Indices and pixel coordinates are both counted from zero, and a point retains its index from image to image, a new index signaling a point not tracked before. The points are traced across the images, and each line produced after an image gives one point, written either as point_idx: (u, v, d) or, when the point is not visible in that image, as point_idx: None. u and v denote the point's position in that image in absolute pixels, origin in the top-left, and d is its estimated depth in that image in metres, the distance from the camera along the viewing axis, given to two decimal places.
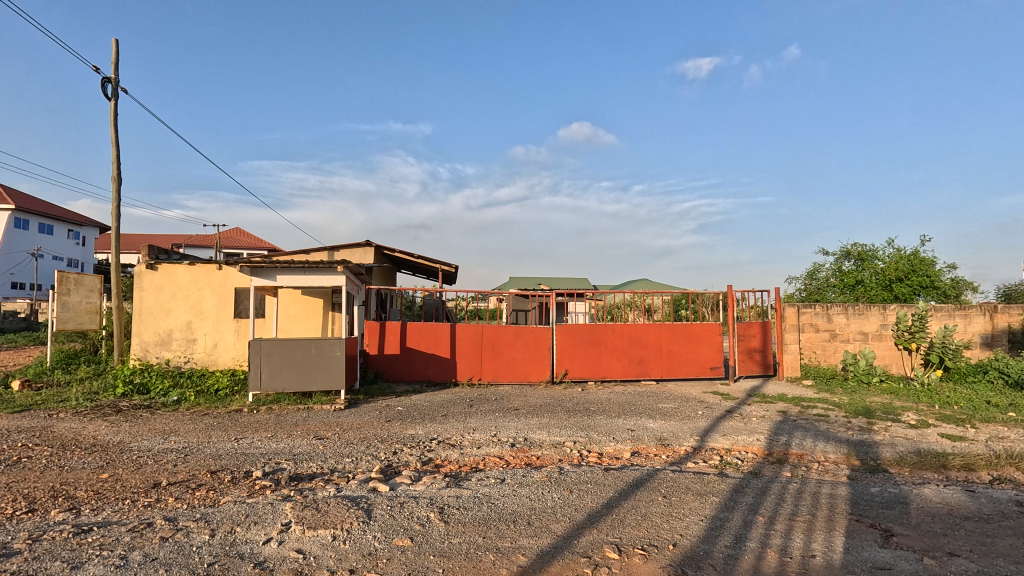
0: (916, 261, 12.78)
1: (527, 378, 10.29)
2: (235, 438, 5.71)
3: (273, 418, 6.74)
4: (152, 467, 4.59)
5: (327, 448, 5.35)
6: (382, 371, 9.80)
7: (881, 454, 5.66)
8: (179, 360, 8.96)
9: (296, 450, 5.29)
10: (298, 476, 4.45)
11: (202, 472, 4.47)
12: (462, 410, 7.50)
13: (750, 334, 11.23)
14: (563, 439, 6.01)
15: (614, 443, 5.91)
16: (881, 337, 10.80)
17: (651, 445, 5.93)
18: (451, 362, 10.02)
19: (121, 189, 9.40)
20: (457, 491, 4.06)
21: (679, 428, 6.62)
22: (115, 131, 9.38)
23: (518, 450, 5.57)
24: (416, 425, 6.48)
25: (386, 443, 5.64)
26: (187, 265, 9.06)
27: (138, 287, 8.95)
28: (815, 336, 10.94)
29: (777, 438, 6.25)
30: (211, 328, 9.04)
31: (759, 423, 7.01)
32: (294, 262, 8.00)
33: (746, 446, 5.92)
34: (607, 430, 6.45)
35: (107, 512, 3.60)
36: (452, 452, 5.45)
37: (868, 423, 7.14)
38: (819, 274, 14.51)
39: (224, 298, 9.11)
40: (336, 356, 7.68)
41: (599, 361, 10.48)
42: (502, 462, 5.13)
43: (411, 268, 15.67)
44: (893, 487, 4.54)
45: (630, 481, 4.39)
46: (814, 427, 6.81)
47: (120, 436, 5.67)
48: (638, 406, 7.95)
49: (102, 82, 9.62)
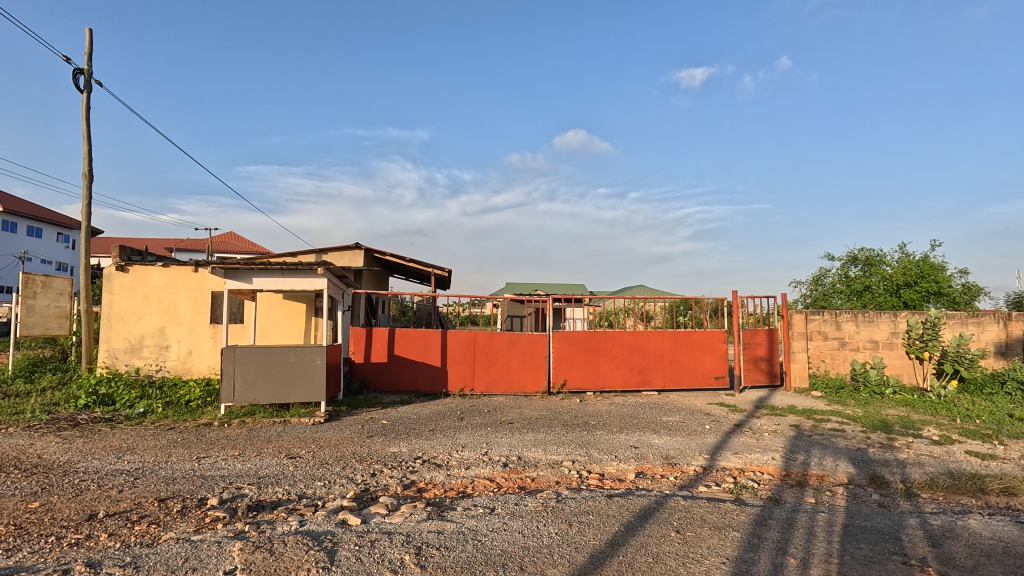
0: (925, 266, 12.32)
1: (522, 388, 9.74)
2: (197, 457, 5.15)
3: (244, 434, 6.17)
4: (92, 494, 4.02)
5: (298, 470, 4.79)
6: (369, 381, 9.24)
7: (910, 476, 5.15)
8: (150, 369, 8.38)
9: (263, 472, 4.72)
10: (260, 505, 3.90)
11: (149, 500, 3.91)
12: (451, 423, 6.95)
13: (756, 342, 10.76)
14: (561, 458, 5.47)
15: (616, 463, 5.38)
16: (891, 345, 10.31)
17: (657, 464, 5.41)
18: (441, 371, 9.49)
19: (92, 186, 8.86)
20: (439, 524, 3.52)
21: (686, 445, 6.08)
22: (86, 125, 8.85)
23: (511, 472, 5.04)
24: (400, 441, 5.92)
25: (365, 463, 5.08)
26: (161, 267, 8.51)
27: (108, 290, 8.39)
28: (823, 344, 10.46)
29: (794, 456, 5.73)
30: (186, 334, 8.49)
31: (772, 439, 6.47)
32: (271, 263, 7.45)
33: (761, 466, 5.41)
34: (608, 447, 5.92)
35: (22, 554, 3.04)
36: (437, 473, 4.91)
37: (889, 439, 6.63)
38: (825, 280, 14.03)
39: (200, 302, 8.56)
40: (316, 365, 7.13)
41: (597, 370, 9.96)
42: (493, 486, 4.60)
43: (404, 272, 15.17)
44: (934, 517, 4.01)
45: (637, 510, 3.86)
46: (832, 444, 6.30)
47: (68, 455, 5.10)
48: (640, 419, 7.42)
49: (74, 74, 9.10)
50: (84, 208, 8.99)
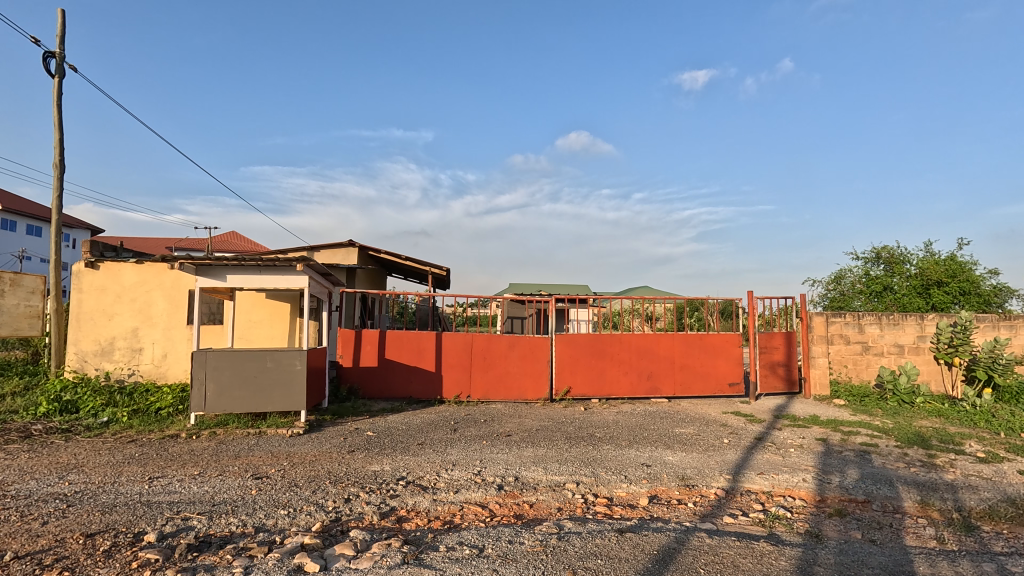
0: (954, 266, 11.62)
1: (523, 395, 9.11)
2: (149, 478, 4.52)
3: (212, 447, 5.56)
4: (10, 527, 3.41)
5: (260, 494, 4.15)
6: (358, 388, 8.60)
7: (965, 503, 4.48)
8: (122, 373, 7.79)
9: (220, 496, 4.08)
10: (207, 544, 3.29)
11: (74, 537, 3.29)
12: (443, 436, 6.33)
13: (773, 346, 10.05)
14: (564, 479, 4.83)
15: (626, 485, 4.74)
16: (918, 350, 9.66)
17: (673, 486, 4.77)
18: (436, 376, 8.86)
19: (63, 176, 8.30)
20: (414, 573, 2.88)
21: (704, 463, 5.42)
22: (57, 111, 8.29)
23: (507, 496, 4.41)
24: (384, 458, 5.30)
25: (339, 485, 4.44)
26: (134, 263, 7.93)
27: (77, 288, 7.81)
28: (845, 348, 9.79)
29: (829, 478, 5.07)
30: (161, 336, 7.91)
31: (800, 456, 5.80)
32: (247, 259, 6.83)
33: (790, 489, 4.77)
34: (617, 465, 5.28)
35: None
36: (422, 498, 4.28)
37: (929, 456, 5.96)
38: (845, 279, 13.35)
39: (176, 302, 7.97)
40: (295, 371, 6.53)
41: (604, 376, 9.31)
42: (484, 516, 3.97)
43: (403, 271, 14.59)
44: (1012, 561, 3.34)
45: (654, 553, 3.21)
46: (867, 462, 5.63)
47: (4, 475, 4.49)
48: (651, 431, 6.76)
49: (44, 57, 8.53)
50: (56, 200, 8.44)
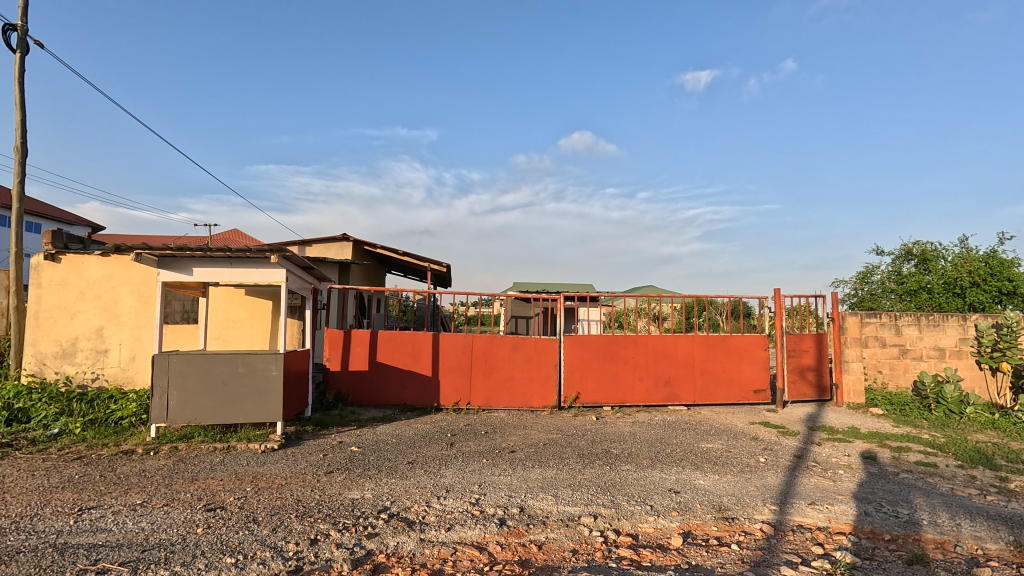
0: (995, 262, 10.77)
1: (528, 402, 8.32)
2: (79, 510, 3.73)
3: (168, 467, 4.79)
4: None
5: (207, 535, 3.37)
6: (346, 394, 7.83)
7: None
8: (85, 376, 7.06)
9: (156, 538, 3.30)
10: None
11: None
12: (437, 452, 5.54)
13: (802, 349, 9.21)
14: (579, 511, 4.03)
15: (653, 518, 3.94)
16: (960, 354, 8.81)
17: (709, 521, 3.96)
18: (432, 381, 8.09)
19: (24, 160, 7.59)
20: None
21: (742, 489, 4.61)
22: (17, 89, 7.55)
23: (510, 535, 3.61)
24: (365, 482, 4.52)
25: (307, 521, 3.65)
26: (99, 256, 7.18)
27: (35, 284, 7.06)
28: (881, 351, 8.95)
29: (896, 511, 4.23)
30: (129, 336, 7.16)
31: (852, 479, 4.98)
32: (216, 250, 6.05)
33: (853, 526, 3.95)
34: (640, 492, 4.48)
35: None
36: (406, 538, 3.49)
37: (1001, 480, 5.10)
38: (873, 277, 12.55)
39: (146, 298, 7.22)
40: (270, 377, 5.76)
41: (617, 380, 8.51)
42: (482, 564, 3.18)
43: (401, 268, 13.90)
44: None
45: None
46: (932, 488, 4.80)
47: None
48: (674, 447, 5.94)
49: (4, 31, 7.78)
50: (18, 186, 7.72)
